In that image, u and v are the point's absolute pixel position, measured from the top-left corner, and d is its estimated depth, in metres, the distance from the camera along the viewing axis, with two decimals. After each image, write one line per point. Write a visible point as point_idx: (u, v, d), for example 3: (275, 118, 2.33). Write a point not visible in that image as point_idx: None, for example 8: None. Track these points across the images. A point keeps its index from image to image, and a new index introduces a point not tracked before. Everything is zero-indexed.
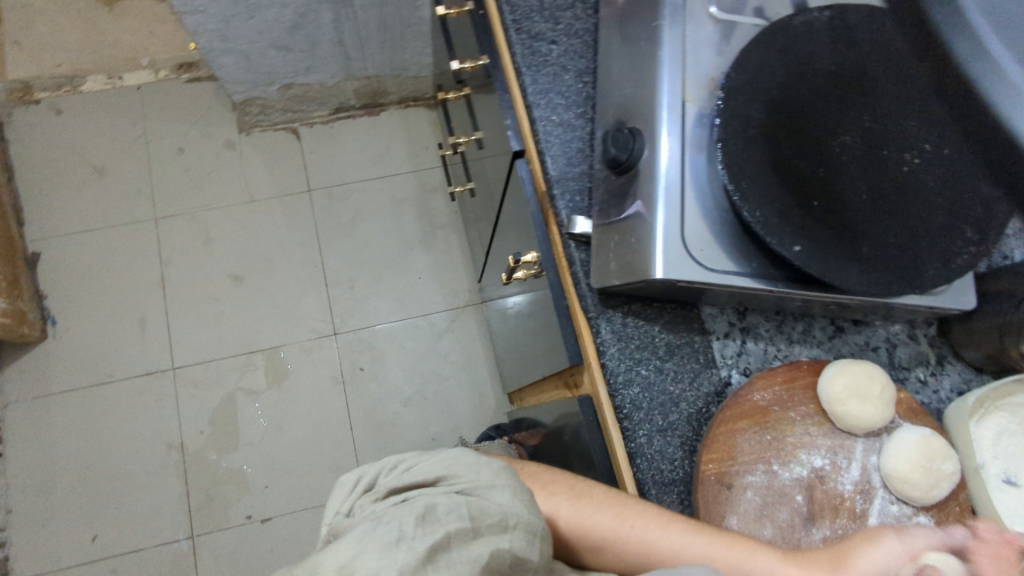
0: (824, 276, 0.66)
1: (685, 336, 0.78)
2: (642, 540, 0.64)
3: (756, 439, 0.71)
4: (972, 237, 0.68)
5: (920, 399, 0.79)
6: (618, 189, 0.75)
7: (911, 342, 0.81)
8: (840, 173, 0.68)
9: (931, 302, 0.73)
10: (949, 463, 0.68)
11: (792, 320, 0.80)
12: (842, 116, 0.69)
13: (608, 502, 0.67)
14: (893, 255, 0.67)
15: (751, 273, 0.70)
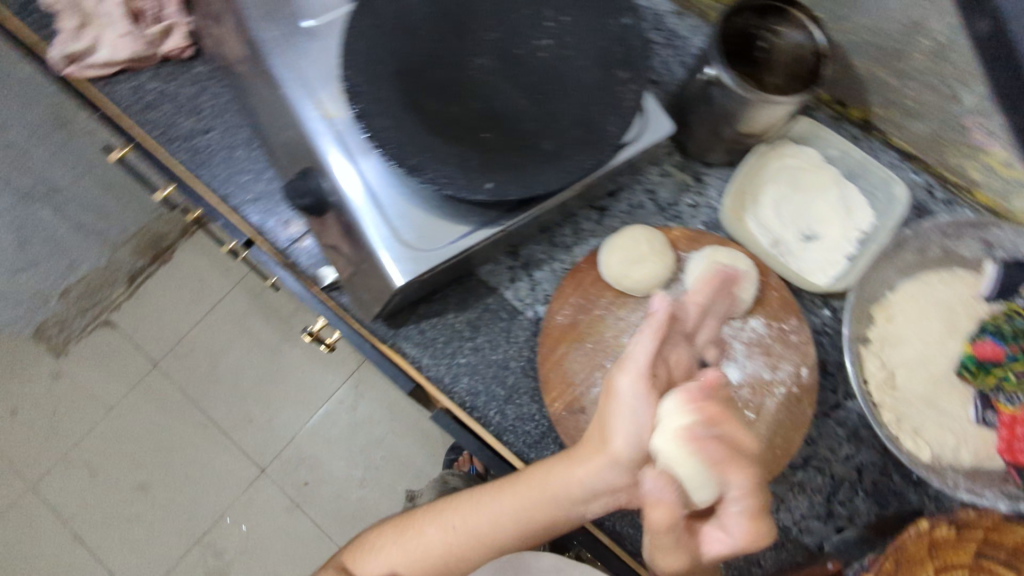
0: (525, 194, 0.66)
1: (480, 306, 0.79)
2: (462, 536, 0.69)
3: (581, 355, 0.74)
4: (631, 75, 0.70)
5: (702, 219, 0.84)
6: (331, 227, 0.73)
7: (667, 179, 0.85)
8: (487, 100, 0.69)
9: (646, 144, 0.73)
10: (737, 267, 0.74)
11: (560, 228, 0.83)
12: (465, 43, 0.70)
13: (427, 519, 0.73)
14: (575, 136, 0.68)
15: (480, 225, 0.70)
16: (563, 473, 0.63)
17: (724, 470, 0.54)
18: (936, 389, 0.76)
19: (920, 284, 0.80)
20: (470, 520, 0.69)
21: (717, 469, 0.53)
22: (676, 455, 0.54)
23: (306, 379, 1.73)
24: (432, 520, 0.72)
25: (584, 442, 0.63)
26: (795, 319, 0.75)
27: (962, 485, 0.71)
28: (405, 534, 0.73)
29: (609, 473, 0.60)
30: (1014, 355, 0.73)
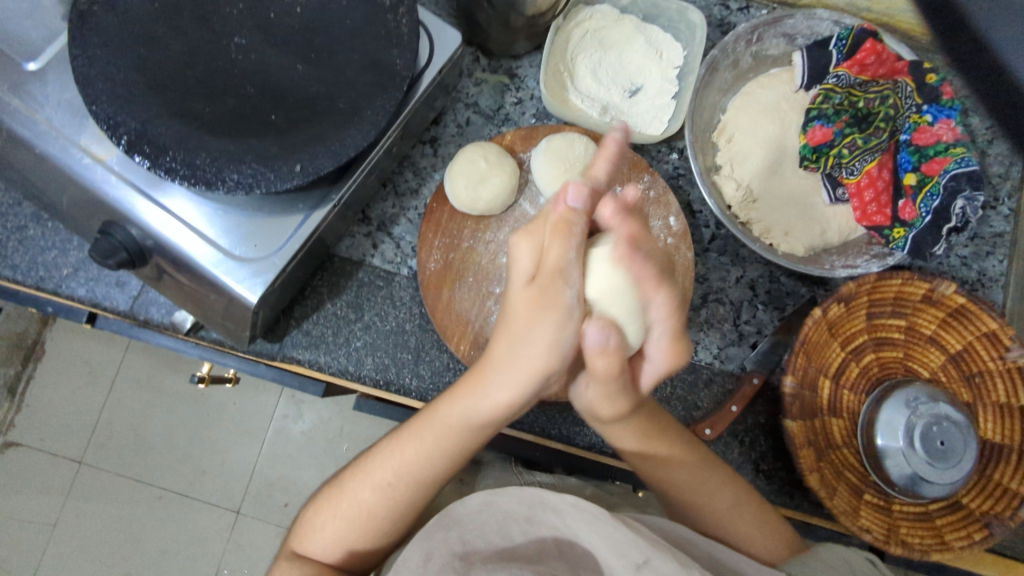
0: (338, 162, 0.62)
1: (353, 284, 0.76)
2: (388, 477, 0.64)
3: (466, 292, 0.72)
4: (395, 1, 0.65)
5: (531, 113, 0.83)
6: (163, 272, 0.67)
7: (483, 85, 0.83)
8: (262, 78, 0.63)
9: (441, 61, 0.69)
10: (578, 147, 0.73)
11: (399, 175, 0.80)
12: (214, 26, 0.63)
13: (354, 478, 0.65)
14: (366, 81, 0.63)
15: (312, 209, 0.66)
16: (481, 401, 0.59)
17: (647, 293, 0.56)
18: (790, 187, 0.80)
19: (747, 96, 0.83)
20: (400, 471, 0.64)
21: (655, 283, 0.56)
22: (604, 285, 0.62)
23: (238, 413, 1.63)
24: (360, 469, 0.66)
25: (485, 364, 0.60)
26: (647, 176, 0.76)
27: (839, 264, 0.78)
28: (338, 498, 0.65)
29: (499, 395, 0.59)
30: (841, 130, 0.76)
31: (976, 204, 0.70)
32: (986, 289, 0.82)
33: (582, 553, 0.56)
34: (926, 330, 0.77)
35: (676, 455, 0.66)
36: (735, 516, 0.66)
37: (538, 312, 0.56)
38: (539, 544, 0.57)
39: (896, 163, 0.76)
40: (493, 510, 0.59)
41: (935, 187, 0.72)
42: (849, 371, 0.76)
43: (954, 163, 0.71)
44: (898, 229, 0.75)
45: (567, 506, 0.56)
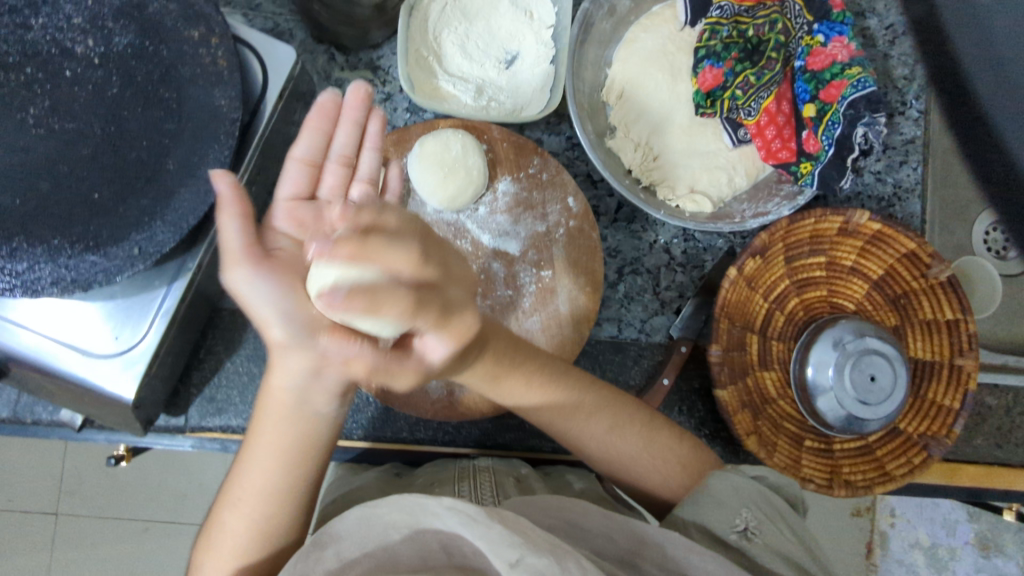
0: (180, 232, 0.55)
1: (249, 336, 0.71)
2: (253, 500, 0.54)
3: None
4: (205, 30, 0.56)
5: (403, 106, 0.75)
6: (29, 380, 0.61)
7: (344, 86, 0.74)
8: (76, 151, 0.55)
9: (277, 82, 0.61)
10: (455, 144, 0.67)
11: (274, 206, 0.73)
12: (4, 102, 0.55)
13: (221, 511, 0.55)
14: (189, 132, 0.55)
15: (170, 282, 0.59)
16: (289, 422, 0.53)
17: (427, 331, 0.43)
18: (689, 137, 0.74)
19: (632, 43, 0.76)
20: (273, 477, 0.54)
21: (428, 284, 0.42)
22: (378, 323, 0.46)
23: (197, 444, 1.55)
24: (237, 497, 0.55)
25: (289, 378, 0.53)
26: (536, 157, 0.70)
27: (750, 212, 0.74)
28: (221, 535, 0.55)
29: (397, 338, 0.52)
30: (732, 69, 0.70)
31: (878, 129, 0.66)
32: (904, 202, 0.79)
33: (468, 553, 0.47)
34: (846, 260, 0.74)
35: (573, 403, 0.63)
36: (614, 446, 0.65)
37: (310, 339, 0.46)
38: (422, 552, 0.48)
39: (794, 93, 0.70)
40: (370, 525, 0.49)
41: (835, 114, 0.67)
42: (775, 320, 0.74)
43: (852, 88, 0.66)
44: (804, 164, 0.69)
45: (444, 509, 0.46)
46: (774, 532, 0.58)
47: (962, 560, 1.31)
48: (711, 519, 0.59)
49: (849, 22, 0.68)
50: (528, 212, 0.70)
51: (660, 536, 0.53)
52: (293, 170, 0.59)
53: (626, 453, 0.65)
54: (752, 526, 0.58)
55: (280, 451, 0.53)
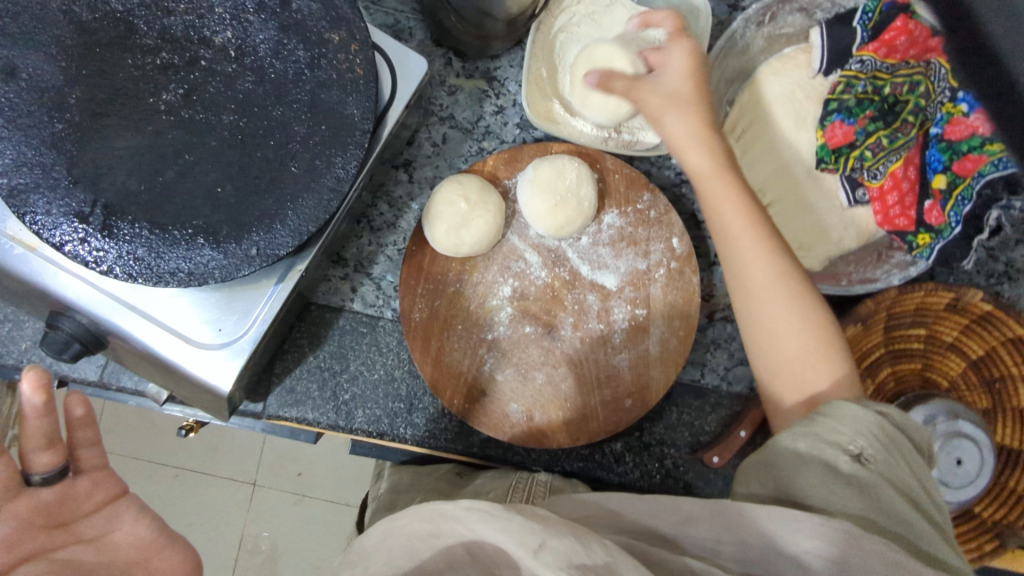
0: (299, 238, 0.54)
1: (335, 333, 0.71)
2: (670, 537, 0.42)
3: (456, 340, 0.67)
4: (346, 35, 0.55)
5: (514, 122, 0.73)
6: (125, 354, 0.62)
7: (459, 93, 0.73)
8: (203, 143, 0.55)
9: (405, 93, 0.59)
10: (569, 173, 0.66)
11: (373, 206, 0.72)
12: (140, 85, 0.55)
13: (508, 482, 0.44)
14: (318, 138, 0.55)
15: (277, 282, 0.59)
16: None
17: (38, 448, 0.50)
18: (804, 189, 0.72)
19: (758, 84, 0.73)
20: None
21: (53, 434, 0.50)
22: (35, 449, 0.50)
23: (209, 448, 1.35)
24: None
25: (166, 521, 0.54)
26: (646, 193, 0.69)
27: (856, 276, 0.71)
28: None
29: (702, 156, 0.57)
30: (864, 128, 0.67)
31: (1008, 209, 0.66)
32: (1016, 283, 0.76)
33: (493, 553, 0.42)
34: (947, 337, 0.72)
35: (640, 357, 0.68)
36: (785, 336, 0.54)
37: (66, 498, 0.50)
38: (447, 559, 0.43)
39: (924, 160, 0.66)
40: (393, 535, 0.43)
41: (968, 189, 0.63)
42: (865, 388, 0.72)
43: (990, 166, 0.61)
44: (923, 236, 0.66)
45: (464, 509, 0.42)
46: (891, 463, 0.45)
47: None
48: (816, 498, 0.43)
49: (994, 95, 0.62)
50: (630, 248, 0.69)
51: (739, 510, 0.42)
52: None
53: (758, 317, 0.55)
54: (871, 452, 0.45)
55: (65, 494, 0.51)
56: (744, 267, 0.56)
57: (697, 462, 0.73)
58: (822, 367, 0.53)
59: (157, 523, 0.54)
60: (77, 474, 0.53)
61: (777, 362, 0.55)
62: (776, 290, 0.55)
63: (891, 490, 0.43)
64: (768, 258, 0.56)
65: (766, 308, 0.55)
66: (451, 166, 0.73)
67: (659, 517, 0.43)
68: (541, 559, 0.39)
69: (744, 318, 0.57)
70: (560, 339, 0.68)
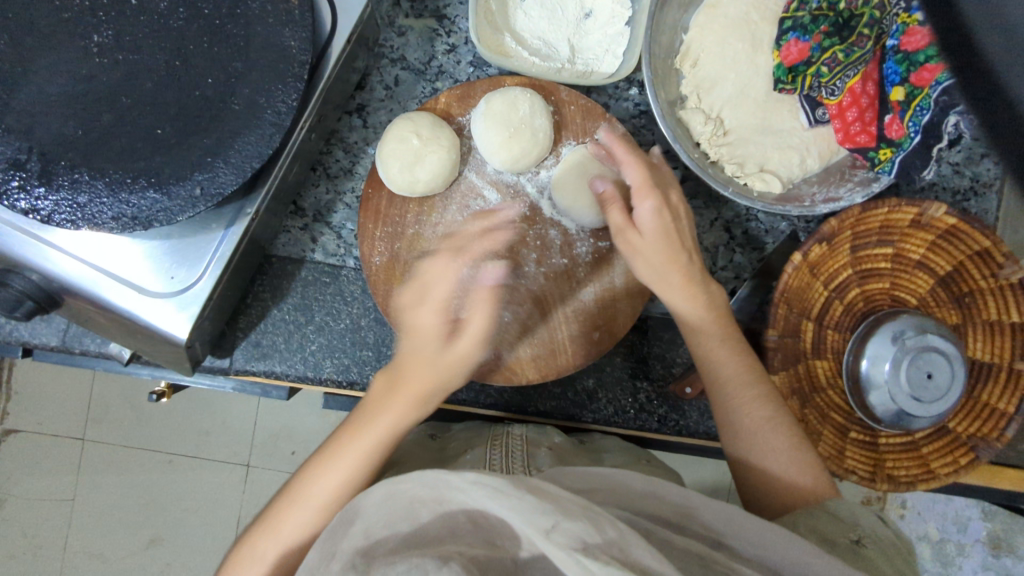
0: (243, 176, 0.53)
1: (298, 284, 0.70)
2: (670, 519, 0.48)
3: (419, 282, 0.66)
4: None
5: (468, 60, 0.72)
6: (81, 312, 0.61)
7: (408, 33, 0.72)
8: (138, 85, 0.53)
9: (346, 26, 0.58)
10: (522, 105, 0.64)
11: (328, 154, 0.71)
12: (69, 29, 0.53)
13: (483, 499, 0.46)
14: (256, 72, 0.53)
15: (228, 226, 0.58)
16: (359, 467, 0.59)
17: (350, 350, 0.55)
18: (765, 113, 0.71)
19: (712, 8, 0.72)
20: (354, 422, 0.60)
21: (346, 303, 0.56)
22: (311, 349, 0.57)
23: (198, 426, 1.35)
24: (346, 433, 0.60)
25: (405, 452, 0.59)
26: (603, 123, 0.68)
27: (819, 197, 0.71)
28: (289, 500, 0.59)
29: (687, 306, 0.62)
30: (818, 44, 0.64)
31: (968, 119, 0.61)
32: (979, 198, 0.76)
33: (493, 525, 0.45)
34: (914, 254, 0.72)
35: (604, 289, 0.68)
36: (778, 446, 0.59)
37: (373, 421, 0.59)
38: (447, 523, 0.45)
39: (883, 74, 0.64)
40: (397, 498, 0.46)
41: (926, 100, 0.61)
42: (833, 310, 0.72)
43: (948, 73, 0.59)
44: (885, 150, 0.66)
45: (469, 481, 0.44)
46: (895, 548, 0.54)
47: (971, 555, 1.26)
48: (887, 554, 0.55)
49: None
50: None
51: (702, 501, 0.49)
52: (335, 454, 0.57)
53: (763, 448, 0.59)
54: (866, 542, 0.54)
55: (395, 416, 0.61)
56: (742, 412, 0.61)
57: (670, 394, 0.72)
58: (820, 473, 0.59)
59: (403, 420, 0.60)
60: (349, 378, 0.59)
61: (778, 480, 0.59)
62: (774, 429, 0.59)
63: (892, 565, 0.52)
64: (770, 406, 0.60)
65: (769, 429, 0.60)
66: (406, 109, 0.72)
67: (663, 505, 0.49)
68: (553, 540, 0.39)
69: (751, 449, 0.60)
70: (525, 276, 0.67)
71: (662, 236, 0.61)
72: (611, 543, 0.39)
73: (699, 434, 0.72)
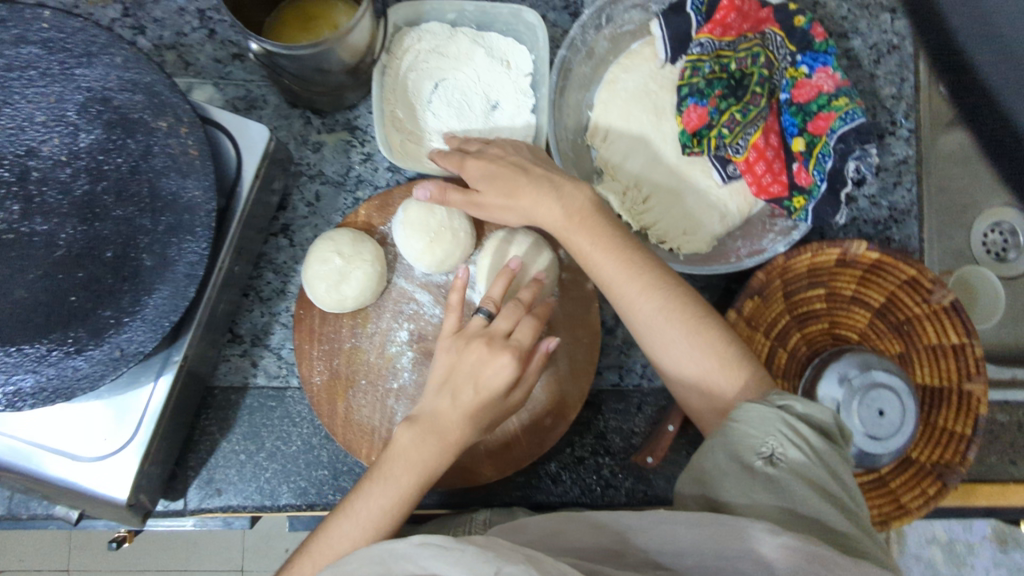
0: (159, 332, 0.52)
1: (244, 411, 0.70)
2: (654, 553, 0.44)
3: (363, 395, 0.66)
4: (173, 120, 0.55)
5: (384, 166, 0.73)
6: (19, 484, 0.60)
7: (322, 148, 0.73)
8: (48, 255, 0.53)
9: (252, 165, 0.60)
10: (439, 208, 0.66)
11: (258, 277, 0.72)
12: None
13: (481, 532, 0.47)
14: (164, 226, 0.54)
15: (157, 376, 0.58)
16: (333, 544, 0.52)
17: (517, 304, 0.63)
18: (679, 176, 0.72)
19: (612, 83, 0.74)
20: (318, 531, 0.54)
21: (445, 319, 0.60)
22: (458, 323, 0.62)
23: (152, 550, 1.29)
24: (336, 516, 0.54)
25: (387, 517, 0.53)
26: None
27: (743, 251, 0.72)
28: None
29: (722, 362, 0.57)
30: (716, 107, 0.67)
31: (869, 161, 0.64)
32: (900, 225, 0.78)
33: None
34: (846, 290, 0.73)
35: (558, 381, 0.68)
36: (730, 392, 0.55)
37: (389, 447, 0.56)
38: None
39: (781, 127, 0.68)
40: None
41: (824, 147, 0.64)
42: (778, 357, 0.72)
43: (839, 121, 0.63)
44: (797, 198, 0.67)
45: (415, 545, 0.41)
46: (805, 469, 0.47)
47: (981, 555, 1.23)
48: (732, 497, 0.47)
49: (833, 52, 0.65)
50: None
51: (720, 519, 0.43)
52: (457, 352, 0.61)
53: (664, 343, 0.59)
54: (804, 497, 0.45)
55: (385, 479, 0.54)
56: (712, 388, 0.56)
57: (633, 465, 0.72)
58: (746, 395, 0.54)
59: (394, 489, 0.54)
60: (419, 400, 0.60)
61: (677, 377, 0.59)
62: (660, 327, 0.58)
63: (812, 491, 0.46)
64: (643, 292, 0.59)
65: (652, 331, 0.59)
66: (330, 222, 0.73)
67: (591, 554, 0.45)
68: None
69: (693, 376, 0.58)
70: None
71: (511, 176, 0.62)
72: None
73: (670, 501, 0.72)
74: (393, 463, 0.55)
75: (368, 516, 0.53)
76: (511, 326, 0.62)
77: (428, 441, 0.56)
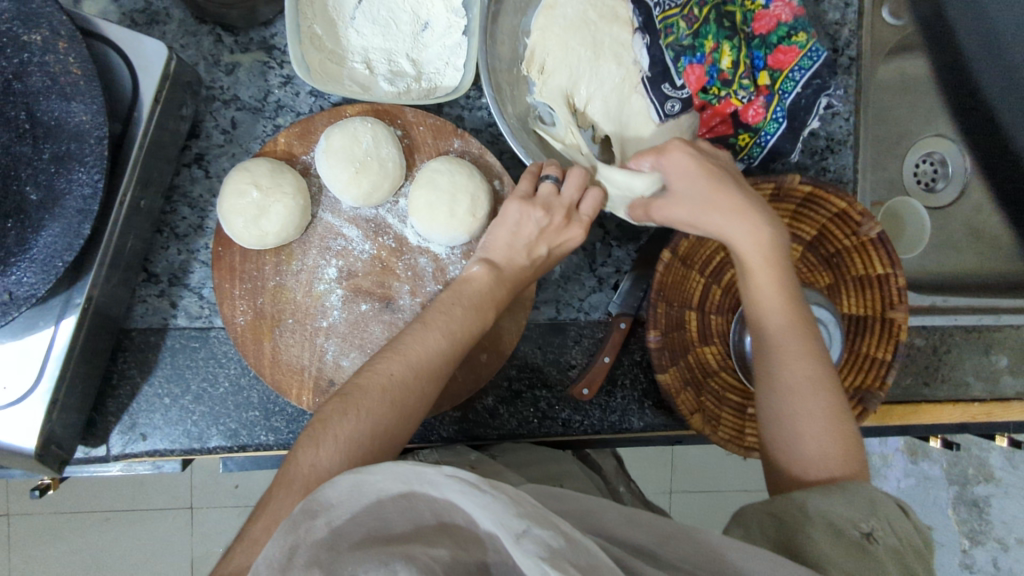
0: (49, 273, 0.48)
1: (165, 353, 0.66)
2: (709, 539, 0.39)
3: (290, 334, 0.63)
4: (49, 33, 0.48)
5: (306, 89, 0.68)
6: None
7: (237, 68, 0.67)
8: None
9: (151, 88, 0.54)
10: (366, 137, 0.62)
11: (171, 211, 0.67)
12: None
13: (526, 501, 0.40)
14: (48, 156, 0.48)
15: (57, 320, 0.54)
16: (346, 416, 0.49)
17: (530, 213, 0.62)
18: (619, 107, 0.69)
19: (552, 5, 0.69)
20: (350, 391, 0.51)
21: (488, 252, 0.63)
22: (462, 229, 0.64)
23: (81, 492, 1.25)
24: (336, 400, 0.51)
25: (399, 411, 0.51)
26: (456, 140, 0.67)
27: None
28: (282, 488, 0.46)
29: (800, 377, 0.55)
30: (714, 64, 0.65)
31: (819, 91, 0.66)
32: (837, 154, 0.79)
33: (465, 524, 0.35)
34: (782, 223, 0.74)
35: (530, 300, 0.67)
36: (813, 429, 0.54)
37: (411, 346, 0.55)
38: (412, 519, 0.35)
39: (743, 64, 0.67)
40: (364, 491, 0.35)
41: (787, 82, 0.66)
42: (712, 294, 0.73)
43: (805, 58, 0.65)
44: (745, 135, 0.68)
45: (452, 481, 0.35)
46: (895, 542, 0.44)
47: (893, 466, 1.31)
48: (814, 537, 0.44)
49: None
50: None
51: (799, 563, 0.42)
52: (496, 250, 0.62)
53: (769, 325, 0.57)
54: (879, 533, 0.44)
55: (409, 368, 0.53)
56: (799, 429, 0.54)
57: (569, 397, 0.73)
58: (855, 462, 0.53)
59: (426, 388, 0.54)
60: (431, 305, 0.59)
61: (789, 447, 0.54)
62: (828, 423, 0.54)
63: None
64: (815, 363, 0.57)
65: (810, 414, 0.54)
66: (248, 150, 0.68)
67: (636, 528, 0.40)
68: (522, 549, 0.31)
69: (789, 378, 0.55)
70: (400, 310, 0.64)
71: (717, 181, 0.58)
72: (588, 561, 0.32)
73: (603, 431, 0.73)
74: (431, 332, 0.56)
75: (409, 380, 0.52)
76: (550, 197, 0.62)
77: (467, 306, 0.58)
